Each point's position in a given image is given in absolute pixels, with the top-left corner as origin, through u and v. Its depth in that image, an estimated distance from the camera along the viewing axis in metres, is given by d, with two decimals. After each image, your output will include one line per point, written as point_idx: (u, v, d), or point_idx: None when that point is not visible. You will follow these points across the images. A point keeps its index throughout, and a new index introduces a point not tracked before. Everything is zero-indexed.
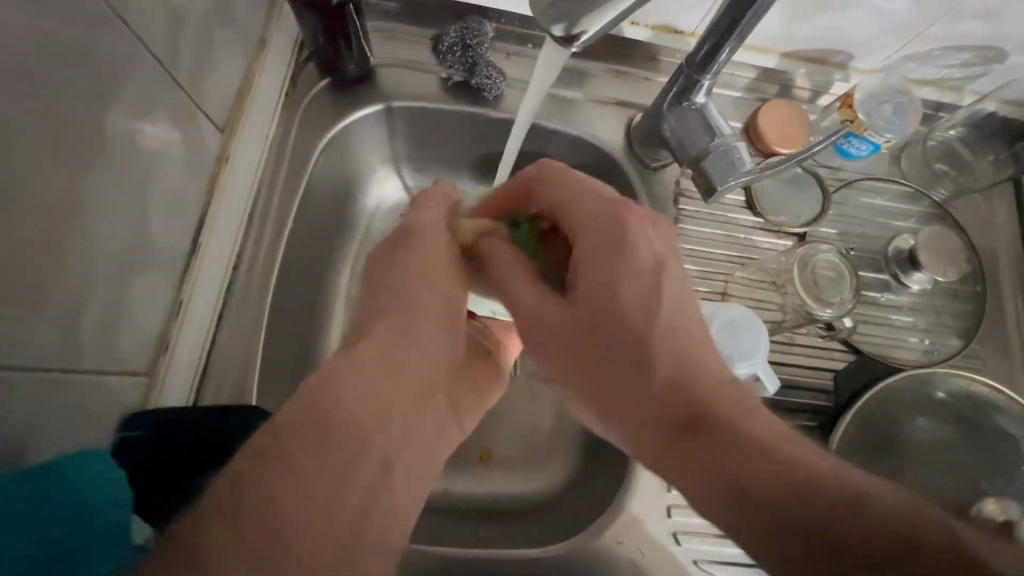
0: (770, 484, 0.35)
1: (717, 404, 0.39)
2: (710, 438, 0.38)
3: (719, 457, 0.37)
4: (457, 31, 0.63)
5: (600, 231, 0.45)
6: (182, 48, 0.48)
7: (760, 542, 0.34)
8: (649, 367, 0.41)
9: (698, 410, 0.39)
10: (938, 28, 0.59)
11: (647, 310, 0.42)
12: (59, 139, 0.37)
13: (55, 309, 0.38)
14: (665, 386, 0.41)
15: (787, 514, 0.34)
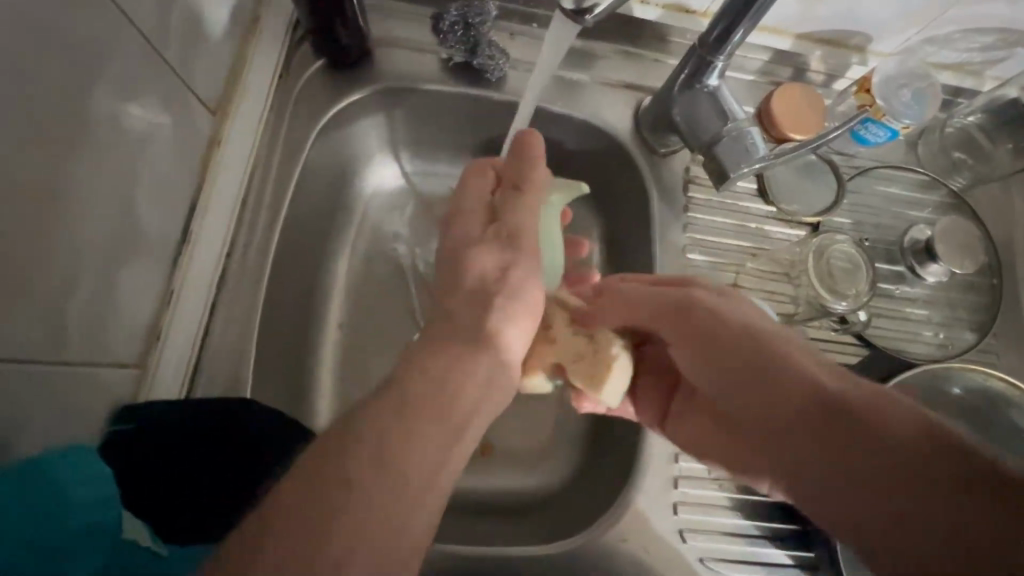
0: (919, 502, 0.31)
1: (851, 418, 0.35)
2: (847, 458, 0.35)
3: (857, 485, 0.34)
4: (459, 9, 0.60)
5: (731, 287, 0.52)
6: (170, 24, 0.45)
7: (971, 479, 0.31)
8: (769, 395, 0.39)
9: (831, 427, 0.36)
10: (961, 8, 0.56)
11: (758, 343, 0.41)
12: (40, 121, 0.35)
13: (38, 300, 0.36)
14: (787, 409, 0.38)
15: (945, 534, 0.30)
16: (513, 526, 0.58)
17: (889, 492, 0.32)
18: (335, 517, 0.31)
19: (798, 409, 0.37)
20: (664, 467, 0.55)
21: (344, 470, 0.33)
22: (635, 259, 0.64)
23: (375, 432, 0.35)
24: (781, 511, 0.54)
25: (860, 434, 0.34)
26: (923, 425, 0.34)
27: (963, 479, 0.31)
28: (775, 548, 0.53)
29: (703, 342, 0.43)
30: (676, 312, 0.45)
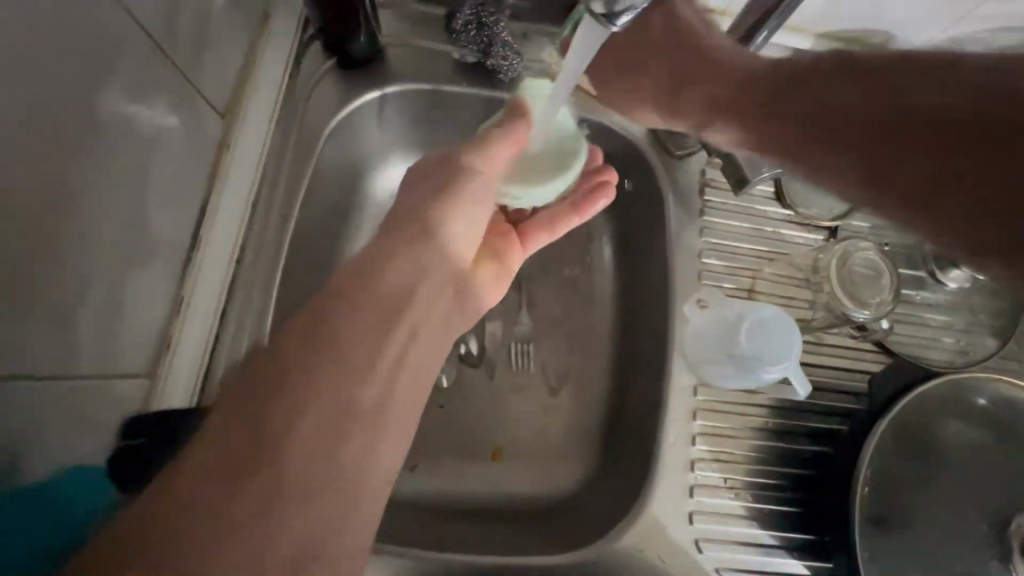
0: (925, 145, 0.39)
1: (878, 126, 0.41)
2: (865, 124, 0.41)
3: (872, 157, 0.41)
4: (471, 8, 0.59)
5: (652, 49, 0.52)
6: (180, 25, 0.44)
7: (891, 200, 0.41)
8: (803, 100, 0.45)
9: (873, 98, 0.41)
10: (989, 7, 0.55)
11: (780, 67, 0.47)
12: (42, 128, 0.34)
13: (45, 312, 0.35)
14: (811, 99, 0.44)
15: (946, 171, 0.38)
16: (524, 531, 0.57)
17: (903, 146, 0.40)
18: (294, 500, 0.30)
19: (835, 95, 0.43)
20: (680, 476, 0.54)
21: (233, 492, 0.29)
22: (650, 263, 0.63)
23: (282, 401, 0.32)
24: (798, 521, 0.53)
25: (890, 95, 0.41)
26: (938, 85, 0.39)
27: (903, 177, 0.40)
28: (792, 559, 0.52)
29: (743, 97, 0.48)
30: (677, 62, 0.51)
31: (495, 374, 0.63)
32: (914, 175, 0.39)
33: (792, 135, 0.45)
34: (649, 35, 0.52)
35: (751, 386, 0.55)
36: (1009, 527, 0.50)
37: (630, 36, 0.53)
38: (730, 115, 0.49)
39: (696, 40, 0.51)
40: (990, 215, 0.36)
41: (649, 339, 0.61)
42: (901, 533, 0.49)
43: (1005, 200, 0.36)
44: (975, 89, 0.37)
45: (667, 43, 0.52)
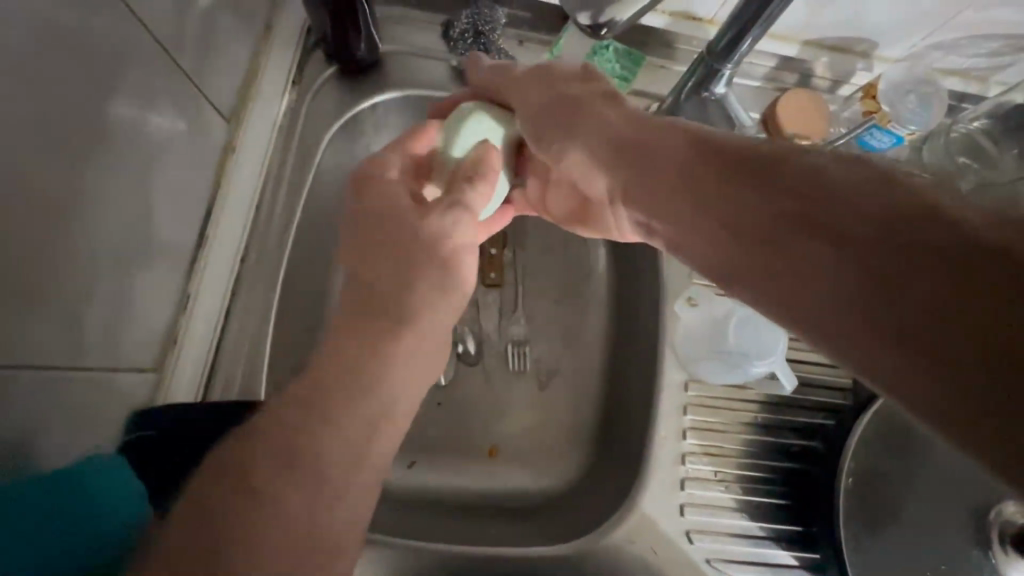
0: (879, 256, 0.24)
1: (786, 235, 0.28)
2: (779, 224, 0.28)
3: (805, 262, 0.27)
4: (469, 16, 0.61)
5: (546, 105, 0.44)
6: (186, 35, 0.46)
7: (890, 365, 0.22)
8: (694, 181, 0.33)
9: (775, 186, 0.29)
10: (967, 15, 0.57)
11: (687, 137, 0.34)
12: (70, 130, 0.36)
13: (55, 308, 0.37)
14: (704, 189, 0.32)
15: (887, 292, 0.23)
16: (519, 525, 0.59)
17: (840, 263, 0.25)
18: (309, 499, 0.34)
19: (738, 189, 0.30)
20: (670, 470, 0.55)
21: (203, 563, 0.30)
22: (643, 264, 0.65)
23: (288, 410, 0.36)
24: (788, 513, 0.55)
25: (807, 185, 0.28)
26: (869, 181, 0.26)
27: (898, 338, 0.22)
28: (781, 549, 0.54)
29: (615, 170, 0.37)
30: (574, 113, 0.41)
31: (491, 373, 0.65)
32: (845, 305, 0.24)
33: (699, 219, 0.32)
34: (561, 83, 0.44)
35: (740, 382, 0.57)
36: (989, 515, 0.51)
37: (550, 83, 0.45)
38: (625, 190, 0.37)
39: (602, 97, 0.42)
40: (940, 344, 0.21)
41: (642, 338, 0.62)
42: (885, 524, 0.51)
43: (924, 347, 0.21)
44: (904, 201, 0.24)
45: (574, 95, 0.43)
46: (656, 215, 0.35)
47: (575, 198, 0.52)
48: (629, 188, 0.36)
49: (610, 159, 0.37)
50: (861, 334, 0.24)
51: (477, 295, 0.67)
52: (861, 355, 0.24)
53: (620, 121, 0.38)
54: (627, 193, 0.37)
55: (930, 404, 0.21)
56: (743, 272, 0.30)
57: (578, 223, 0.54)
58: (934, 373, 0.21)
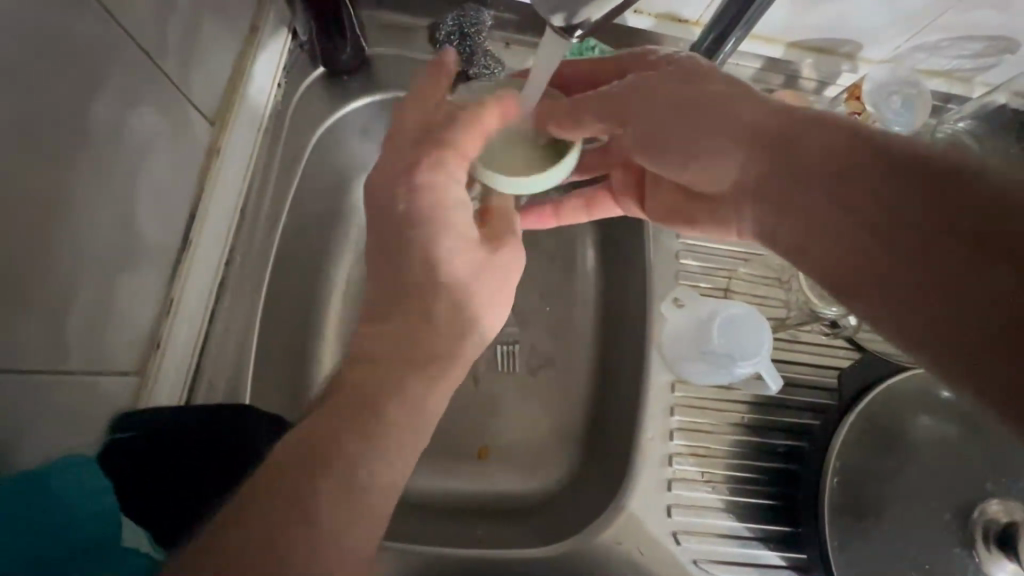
0: (974, 261, 0.30)
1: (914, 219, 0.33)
2: (902, 220, 0.33)
3: (903, 244, 0.33)
4: (454, 19, 0.61)
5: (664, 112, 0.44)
6: (170, 36, 0.46)
7: (964, 336, 0.30)
8: (836, 174, 0.37)
9: (912, 189, 0.33)
10: (947, 17, 0.57)
11: (832, 125, 0.38)
12: (53, 135, 0.36)
13: (35, 312, 0.37)
14: (845, 169, 0.36)
15: (965, 292, 0.30)
16: (504, 527, 0.59)
17: (943, 262, 0.31)
18: (346, 493, 0.34)
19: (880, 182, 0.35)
20: (657, 470, 0.55)
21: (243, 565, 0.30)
22: (631, 265, 0.65)
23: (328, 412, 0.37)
24: (776, 514, 0.55)
25: (932, 189, 0.33)
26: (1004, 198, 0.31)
27: (985, 316, 0.29)
28: (768, 550, 0.54)
29: (753, 146, 0.41)
30: (702, 109, 0.42)
31: (479, 373, 0.65)
32: (928, 295, 0.32)
33: (824, 210, 0.37)
34: (670, 81, 0.44)
35: (727, 382, 0.57)
36: (973, 514, 0.51)
37: (671, 72, 0.44)
38: (758, 184, 0.41)
39: (735, 87, 0.42)
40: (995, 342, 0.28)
41: (630, 339, 0.62)
42: (869, 524, 0.51)
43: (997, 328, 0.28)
44: (1006, 218, 0.30)
45: (699, 89, 0.43)
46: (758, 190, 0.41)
47: (671, 188, 0.54)
48: (759, 161, 0.40)
49: (751, 150, 0.41)
50: (938, 319, 0.31)
51: None
52: (939, 324, 0.31)
53: (757, 116, 0.41)
54: (760, 185, 0.41)
55: (978, 366, 0.29)
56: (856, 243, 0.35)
57: (676, 220, 0.54)
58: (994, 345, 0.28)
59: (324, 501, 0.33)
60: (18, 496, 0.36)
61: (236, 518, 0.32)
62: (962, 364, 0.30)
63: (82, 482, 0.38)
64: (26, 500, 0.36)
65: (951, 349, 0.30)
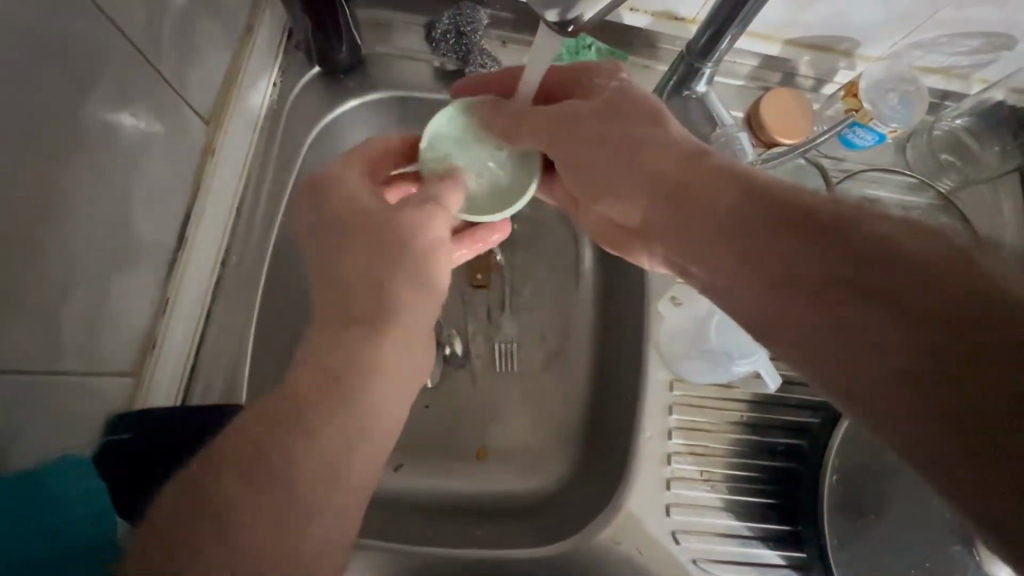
0: (887, 319, 0.27)
1: (823, 277, 0.31)
2: (798, 266, 0.32)
3: (819, 304, 0.31)
4: (450, 17, 0.61)
5: (593, 149, 0.44)
6: (164, 36, 0.46)
7: (899, 406, 0.26)
8: (737, 235, 0.35)
9: (804, 236, 0.32)
10: (944, 14, 0.57)
11: (729, 178, 0.37)
12: (47, 136, 0.36)
13: (28, 313, 0.36)
14: (744, 228, 0.35)
15: (892, 355, 0.27)
16: (504, 526, 0.58)
17: (842, 306, 0.30)
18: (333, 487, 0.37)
19: (779, 240, 0.33)
20: (656, 470, 0.55)
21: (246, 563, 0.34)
22: (628, 264, 0.64)
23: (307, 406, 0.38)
24: (776, 513, 0.55)
25: (826, 233, 0.32)
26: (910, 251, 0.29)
27: (915, 381, 0.26)
28: (768, 549, 0.53)
29: (663, 205, 0.40)
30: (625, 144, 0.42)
31: (477, 373, 0.64)
32: (832, 336, 0.30)
33: (737, 254, 0.35)
34: (600, 113, 0.44)
35: (725, 381, 0.57)
36: None
37: (599, 109, 0.45)
38: (674, 225, 0.40)
39: (646, 133, 0.42)
40: (905, 384, 0.26)
41: (628, 339, 0.62)
42: (868, 521, 0.51)
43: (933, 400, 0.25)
44: (902, 255, 0.29)
45: (617, 128, 0.43)
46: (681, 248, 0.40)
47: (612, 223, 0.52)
48: (673, 221, 0.40)
49: (662, 205, 0.40)
50: (850, 361, 0.29)
51: (464, 295, 0.67)
52: (870, 394, 0.28)
53: (668, 158, 0.40)
54: (676, 228, 0.40)
55: (927, 441, 0.25)
56: (773, 306, 0.34)
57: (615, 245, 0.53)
58: (932, 418, 0.25)
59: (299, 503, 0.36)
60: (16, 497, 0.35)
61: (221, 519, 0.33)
62: (908, 440, 0.26)
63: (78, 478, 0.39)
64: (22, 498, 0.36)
65: (893, 423, 0.27)
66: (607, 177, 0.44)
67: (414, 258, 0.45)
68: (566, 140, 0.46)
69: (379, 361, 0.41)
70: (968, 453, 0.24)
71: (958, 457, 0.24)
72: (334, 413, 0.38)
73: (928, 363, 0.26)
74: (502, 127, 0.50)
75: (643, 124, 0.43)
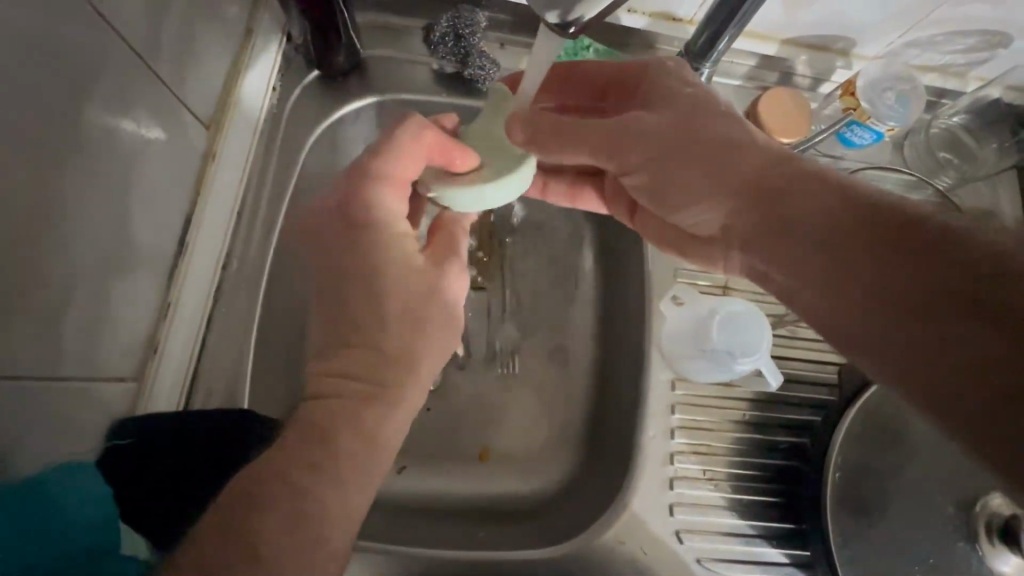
0: (952, 323, 0.30)
1: (898, 282, 0.33)
2: (869, 271, 0.34)
3: (886, 306, 0.33)
4: (450, 20, 0.60)
5: (661, 149, 0.44)
6: (162, 41, 0.46)
7: (947, 399, 0.29)
8: (814, 238, 0.37)
9: (876, 244, 0.34)
10: (940, 13, 0.57)
11: (813, 186, 0.39)
12: (48, 142, 0.36)
13: (29, 318, 0.36)
14: (824, 232, 0.37)
15: (948, 355, 0.30)
16: (506, 529, 0.58)
17: (903, 309, 0.32)
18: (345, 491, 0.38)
19: (858, 247, 0.35)
20: (658, 469, 0.55)
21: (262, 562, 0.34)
22: (629, 264, 0.65)
23: (327, 409, 0.41)
24: (778, 511, 0.55)
25: (898, 242, 0.34)
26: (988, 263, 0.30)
27: (967, 376, 0.29)
28: (772, 547, 0.53)
29: (738, 207, 0.42)
30: (690, 148, 0.43)
31: (479, 375, 0.64)
32: (894, 334, 0.32)
33: (805, 257, 0.38)
34: (676, 116, 0.44)
35: (726, 380, 0.57)
36: (975, 509, 0.51)
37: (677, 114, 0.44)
38: (742, 226, 0.42)
39: (725, 136, 0.43)
40: (950, 382, 0.29)
41: (630, 341, 0.62)
42: (873, 520, 0.51)
43: (976, 396, 0.28)
44: (976, 267, 0.31)
45: (684, 130, 0.43)
46: (749, 245, 0.42)
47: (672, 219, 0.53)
48: (748, 219, 0.42)
49: (733, 206, 0.42)
50: (901, 359, 0.32)
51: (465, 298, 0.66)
52: (921, 389, 0.31)
53: (740, 163, 0.42)
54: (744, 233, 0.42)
55: (970, 430, 0.28)
56: (839, 305, 0.36)
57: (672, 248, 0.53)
58: (973, 411, 0.28)
59: (314, 507, 0.36)
60: (23, 501, 0.35)
61: (230, 521, 0.34)
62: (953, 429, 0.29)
63: (82, 482, 0.39)
64: (23, 508, 0.35)
65: (937, 415, 0.30)
66: (673, 178, 0.45)
67: (438, 282, 0.48)
68: (633, 136, 0.45)
69: (397, 370, 0.44)
70: (1001, 446, 0.27)
71: (992, 449, 0.27)
72: (352, 421, 0.41)
73: (975, 365, 0.28)
74: (552, 123, 0.46)
75: (723, 125, 0.43)
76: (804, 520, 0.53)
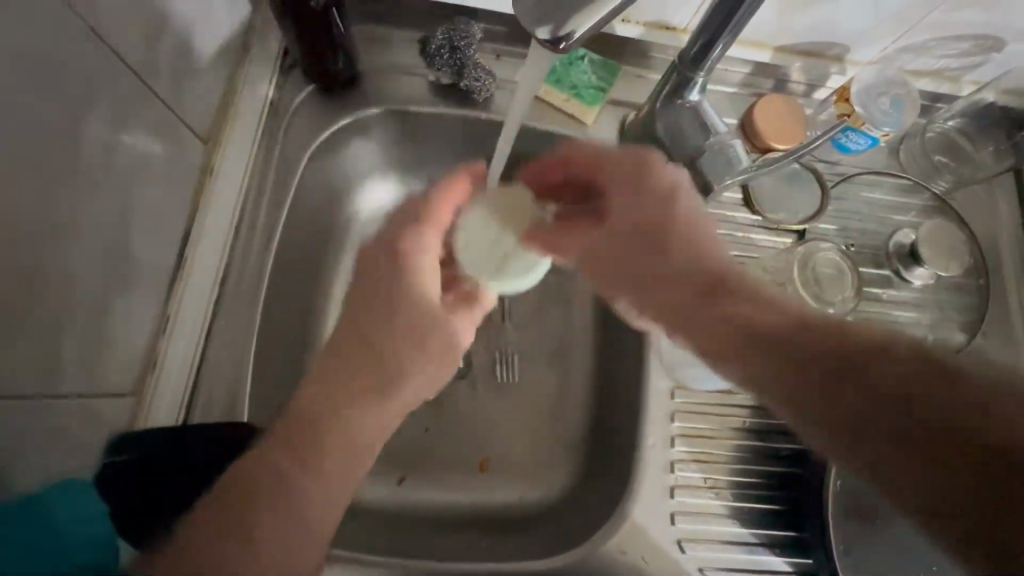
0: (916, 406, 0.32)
1: (853, 379, 0.35)
2: (827, 371, 0.36)
3: (851, 401, 0.34)
4: (445, 33, 0.61)
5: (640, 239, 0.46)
6: (161, 58, 0.46)
7: (930, 472, 0.30)
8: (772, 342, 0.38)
9: (826, 345, 0.37)
10: (932, 18, 0.58)
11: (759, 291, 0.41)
12: (46, 162, 0.37)
13: (29, 336, 0.36)
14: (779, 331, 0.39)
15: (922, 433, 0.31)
16: (507, 538, 0.58)
17: (867, 400, 0.34)
18: None
19: (811, 350, 0.37)
20: (659, 477, 0.55)
21: None
22: None
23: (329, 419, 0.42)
24: (780, 519, 0.54)
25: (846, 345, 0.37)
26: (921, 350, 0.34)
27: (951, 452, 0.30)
28: (774, 556, 0.53)
29: (700, 305, 0.43)
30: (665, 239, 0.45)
31: (479, 383, 0.65)
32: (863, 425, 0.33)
33: (768, 365, 0.38)
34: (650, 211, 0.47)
35: (726, 387, 0.57)
36: None
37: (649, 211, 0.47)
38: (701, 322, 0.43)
39: (684, 232, 0.45)
40: (925, 458, 0.31)
41: (628, 348, 0.62)
42: (875, 526, 0.51)
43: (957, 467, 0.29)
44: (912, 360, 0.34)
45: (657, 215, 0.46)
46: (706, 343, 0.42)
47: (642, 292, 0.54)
48: (707, 316, 0.42)
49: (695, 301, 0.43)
50: (874, 446, 0.32)
51: None
52: (901, 468, 0.31)
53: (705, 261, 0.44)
54: (699, 318, 0.42)
55: (956, 502, 0.29)
56: (804, 406, 0.36)
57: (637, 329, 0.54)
58: (959, 477, 0.29)
59: None
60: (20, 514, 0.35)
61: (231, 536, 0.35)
62: (941, 504, 0.29)
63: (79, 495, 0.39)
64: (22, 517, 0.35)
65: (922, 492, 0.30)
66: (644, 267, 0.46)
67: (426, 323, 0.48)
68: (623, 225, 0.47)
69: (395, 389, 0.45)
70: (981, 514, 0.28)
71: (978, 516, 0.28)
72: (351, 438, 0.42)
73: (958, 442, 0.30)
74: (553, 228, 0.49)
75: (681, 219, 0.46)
76: (806, 528, 0.53)
